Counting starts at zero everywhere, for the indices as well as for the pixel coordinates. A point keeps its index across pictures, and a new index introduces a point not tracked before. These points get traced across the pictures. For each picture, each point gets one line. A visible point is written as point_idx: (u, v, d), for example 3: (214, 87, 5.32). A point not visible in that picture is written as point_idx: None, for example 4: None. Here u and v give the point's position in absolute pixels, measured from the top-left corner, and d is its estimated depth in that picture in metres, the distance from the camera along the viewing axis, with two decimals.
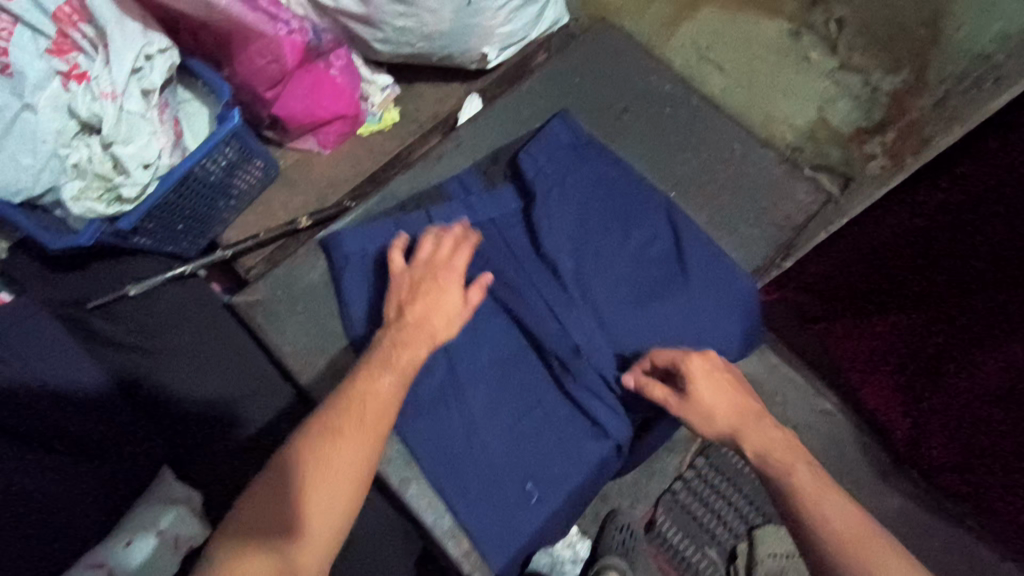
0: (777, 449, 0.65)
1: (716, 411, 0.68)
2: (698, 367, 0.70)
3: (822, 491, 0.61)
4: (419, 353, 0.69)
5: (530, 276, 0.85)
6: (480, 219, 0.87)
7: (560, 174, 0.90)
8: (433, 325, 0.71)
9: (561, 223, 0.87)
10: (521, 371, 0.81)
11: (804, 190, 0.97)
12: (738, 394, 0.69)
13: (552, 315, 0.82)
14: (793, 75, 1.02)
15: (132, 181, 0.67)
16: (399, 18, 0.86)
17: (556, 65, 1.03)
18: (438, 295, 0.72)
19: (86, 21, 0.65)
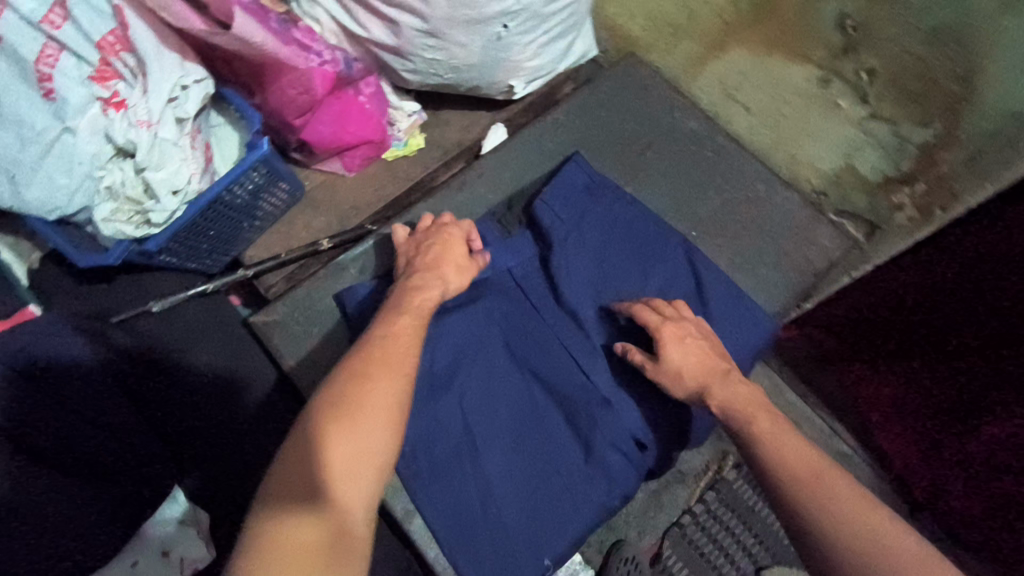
0: (741, 401, 0.68)
1: (682, 367, 0.73)
2: (669, 332, 0.75)
3: (780, 436, 0.63)
4: (430, 293, 0.72)
5: (550, 327, 0.85)
6: (495, 266, 0.87)
7: (577, 219, 0.90)
8: (444, 274, 0.75)
9: (578, 266, 0.87)
10: (542, 426, 0.80)
11: (827, 236, 0.99)
12: (709, 352, 0.74)
13: (574, 370, 0.83)
14: (819, 121, 0.97)
15: (161, 207, 0.69)
16: (429, 51, 0.88)
17: (582, 98, 1.03)
18: (444, 251, 0.78)
19: (128, 51, 0.67)
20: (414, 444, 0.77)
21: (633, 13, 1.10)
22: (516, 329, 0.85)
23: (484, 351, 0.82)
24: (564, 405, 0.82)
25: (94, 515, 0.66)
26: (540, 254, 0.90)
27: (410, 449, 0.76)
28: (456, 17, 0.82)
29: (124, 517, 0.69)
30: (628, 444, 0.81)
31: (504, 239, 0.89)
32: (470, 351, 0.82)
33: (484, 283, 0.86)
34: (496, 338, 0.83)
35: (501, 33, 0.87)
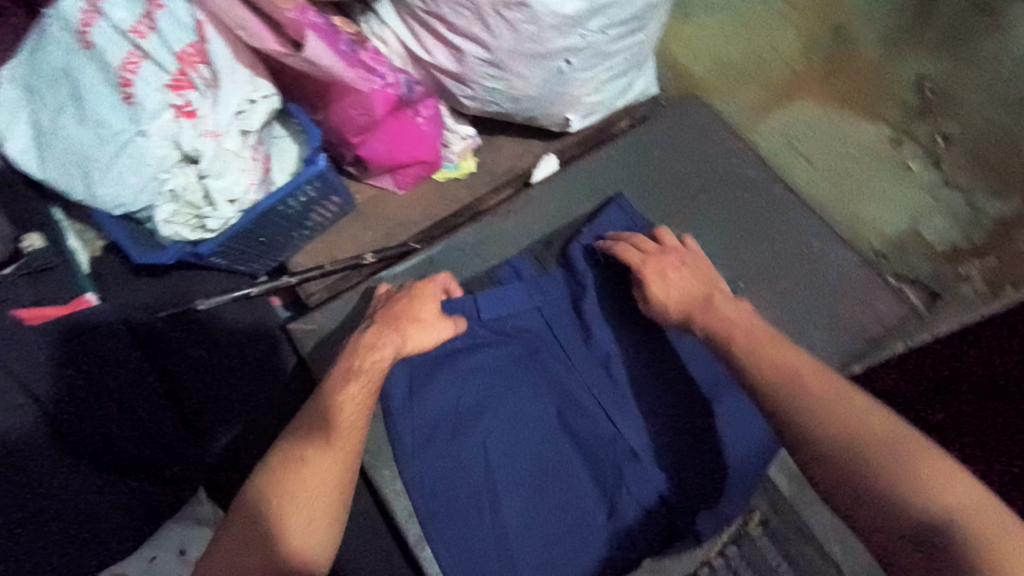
0: (719, 319, 0.75)
1: (669, 300, 0.79)
2: (650, 270, 0.82)
3: (751, 341, 0.70)
4: (384, 352, 0.73)
5: (580, 373, 0.83)
6: (526, 306, 0.85)
7: (615, 266, 0.89)
8: (406, 331, 0.76)
9: (612, 314, 0.86)
10: (562, 476, 0.79)
11: (884, 301, 0.93)
12: (689, 281, 0.80)
13: (601, 418, 0.81)
14: (886, 181, 1.02)
15: (218, 215, 0.73)
16: (489, 80, 0.88)
17: (638, 134, 1.01)
18: (416, 309, 0.78)
19: (204, 63, 0.70)
20: (432, 486, 0.77)
21: (698, 55, 1.08)
22: (543, 373, 0.83)
23: (511, 391, 0.81)
24: (588, 454, 0.80)
25: (116, 503, 0.73)
26: (573, 290, 0.87)
27: (429, 490, 0.77)
28: (521, 51, 0.83)
29: (147, 505, 0.74)
30: (652, 499, 0.78)
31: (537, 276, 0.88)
32: (494, 396, 0.81)
33: (519, 317, 0.84)
34: (524, 381, 0.82)
35: (563, 68, 0.87)
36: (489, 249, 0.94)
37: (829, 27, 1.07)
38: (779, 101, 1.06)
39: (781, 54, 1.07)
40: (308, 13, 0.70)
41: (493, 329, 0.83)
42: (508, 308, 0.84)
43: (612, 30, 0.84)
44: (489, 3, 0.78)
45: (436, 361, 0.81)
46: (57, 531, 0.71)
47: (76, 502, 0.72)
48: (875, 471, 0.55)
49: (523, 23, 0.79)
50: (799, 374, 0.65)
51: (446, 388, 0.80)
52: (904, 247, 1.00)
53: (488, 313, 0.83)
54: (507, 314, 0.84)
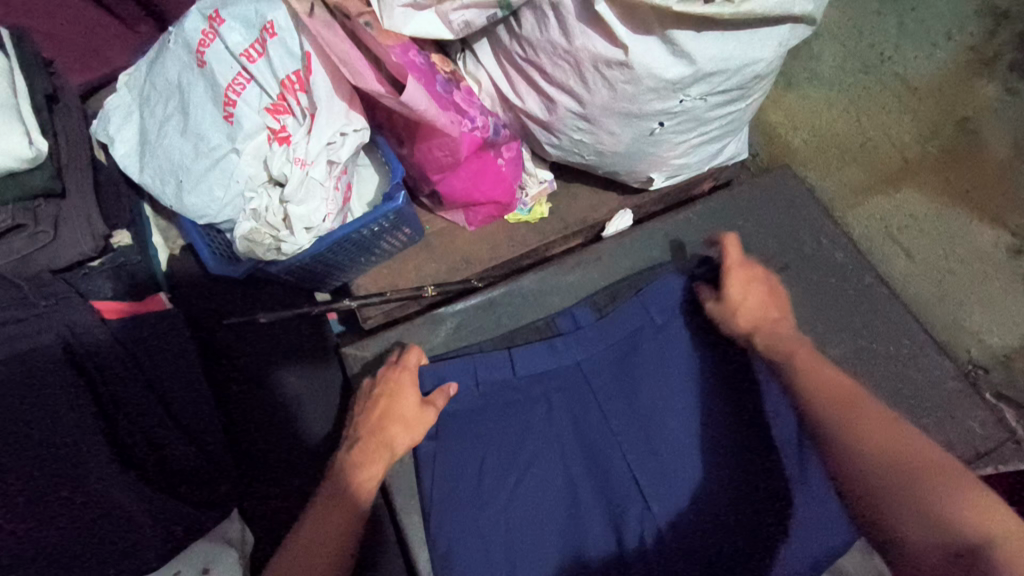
0: (780, 342, 0.82)
1: (743, 307, 0.84)
2: (739, 273, 0.85)
3: (812, 368, 0.78)
4: (373, 469, 0.76)
5: (614, 437, 0.81)
6: (563, 364, 0.83)
7: (667, 323, 0.86)
8: (390, 436, 0.77)
9: (662, 381, 0.83)
10: (585, 551, 0.75)
11: (978, 420, 0.86)
12: (764, 301, 0.85)
13: (629, 487, 0.79)
14: (996, 291, 0.94)
15: (294, 241, 0.72)
16: (577, 132, 0.87)
17: (722, 201, 0.96)
18: (394, 403, 0.78)
19: (304, 92, 0.71)
20: (450, 542, 0.74)
21: (798, 125, 1.02)
22: (569, 426, 0.81)
23: (541, 453, 0.79)
24: (620, 527, 0.77)
25: (157, 522, 0.72)
26: (613, 350, 0.84)
27: (449, 552, 0.74)
28: (614, 109, 0.81)
29: (190, 527, 0.73)
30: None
31: (577, 331, 0.85)
32: (520, 456, 0.79)
33: (554, 373, 0.83)
34: (553, 442, 0.80)
35: (656, 129, 0.84)
36: (541, 312, 0.90)
37: (955, 118, 0.99)
38: (883, 186, 0.99)
39: (892, 138, 1.00)
40: (410, 52, 0.72)
41: (528, 383, 0.82)
42: (543, 364, 0.82)
43: (713, 98, 0.81)
44: (590, 59, 0.76)
45: (474, 419, 0.80)
46: (93, 543, 0.69)
47: (119, 517, 0.70)
48: (879, 458, 0.67)
49: (622, 82, 0.77)
50: (860, 405, 0.73)
51: (472, 443, 0.79)
52: (1010, 365, 0.92)
53: (522, 369, 0.82)
54: (545, 369, 0.82)
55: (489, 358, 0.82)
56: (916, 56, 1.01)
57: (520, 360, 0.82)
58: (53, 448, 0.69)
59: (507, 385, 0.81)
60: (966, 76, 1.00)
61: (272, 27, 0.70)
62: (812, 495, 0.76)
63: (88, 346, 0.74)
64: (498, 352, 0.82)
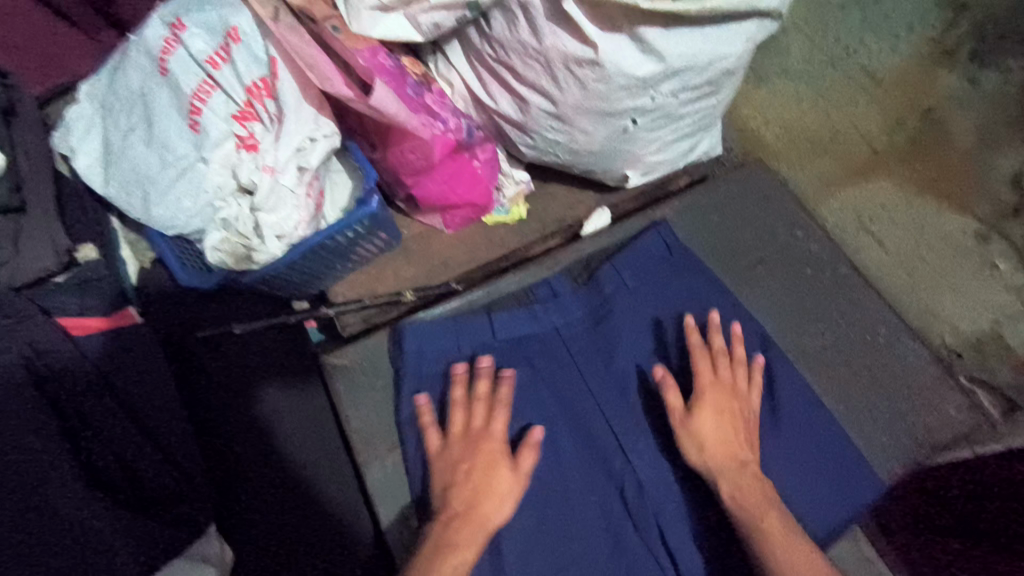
0: (749, 490, 0.72)
1: (707, 439, 0.75)
2: (710, 401, 0.77)
3: (758, 496, 0.72)
4: (467, 552, 0.68)
5: (593, 397, 0.81)
6: (543, 328, 0.85)
7: (642, 286, 0.87)
8: (484, 512, 0.70)
9: (638, 341, 0.84)
10: (573, 514, 0.75)
11: (953, 404, 0.87)
12: (737, 437, 0.76)
13: (614, 448, 0.79)
14: (967, 278, 0.95)
15: (265, 249, 0.70)
16: (551, 132, 0.87)
17: (697, 197, 0.98)
18: (489, 471, 0.72)
19: (271, 97, 0.70)
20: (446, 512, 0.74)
21: (768, 120, 1.04)
22: (547, 384, 0.82)
23: (522, 414, 0.79)
24: (605, 489, 0.77)
25: (131, 542, 0.69)
26: (594, 316, 0.86)
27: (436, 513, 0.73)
28: (587, 107, 0.81)
29: (168, 548, 0.71)
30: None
31: (553, 298, 0.87)
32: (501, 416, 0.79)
33: (533, 338, 0.84)
34: (532, 400, 0.80)
35: (629, 127, 0.85)
36: (512, 295, 0.89)
37: (918, 111, 1.00)
38: (852, 177, 1.01)
39: (860, 129, 1.01)
40: (379, 56, 0.71)
41: (505, 347, 0.83)
42: (522, 328, 0.84)
43: (684, 94, 0.81)
44: (560, 58, 0.76)
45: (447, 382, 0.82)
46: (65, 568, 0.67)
47: (92, 538, 0.68)
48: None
49: (593, 81, 0.77)
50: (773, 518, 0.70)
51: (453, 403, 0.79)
52: (983, 350, 0.93)
53: (501, 333, 0.84)
54: (524, 334, 0.84)
55: (468, 323, 0.84)
56: (879, 48, 1.02)
57: (499, 327, 0.84)
58: (15, 466, 0.67)
59: (484, 349, 0.83)
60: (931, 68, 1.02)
61: (236, 33, 0.69)
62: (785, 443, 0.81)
63: (50, 363, 0.73)
64: (478, 317, 0.84)
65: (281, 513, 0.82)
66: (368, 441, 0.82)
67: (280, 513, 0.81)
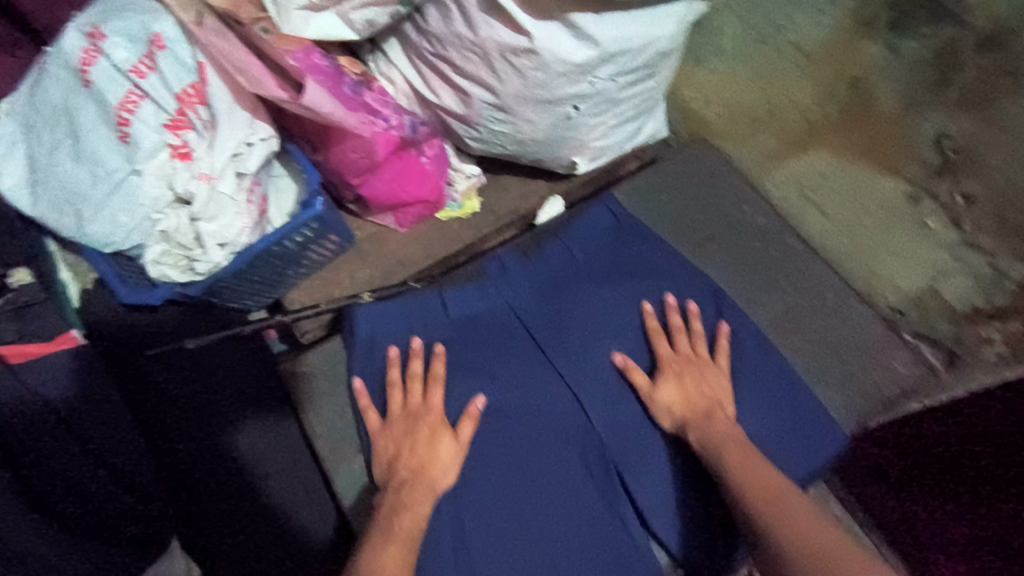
0: (715, 433, 0.75)
1: (672, 400, 0.80)
2: (668, 364, 0.83)
3: (726, 437, 0.75)
4: (420, 511, 0.72)
5: (548, 361, 0.84)
6: (493, 303, 0.88)
7: (586, 254, 0.92)
8: (431, 475, 0.75)
9: (588, 304, 0.88)
10: (534, 476, 0.78)
11: (900, 359, 0.91)
12: (701, 391, 0.81)
13: (571, 407, 0.82)
14: (902, 238, 1.00)
15: (206, 258, 0.70)
16: (495, 123, 0.87)
17: (647, 178, 1.00)
18: (431, 445, 0.76)
19: (203, 104, 0.69)
20: None
21: (708, 99, 1.06)
22: (501, 353, 0.85)
23: (483, 390, 0.82)
24: (568, 450, 0.80)
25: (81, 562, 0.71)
26: (543, 287, 0.90)
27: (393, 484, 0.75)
28: (528, 96, 0.82)
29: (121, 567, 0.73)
30: (647, 543, 0.77)
31: (502, 272, 0.91)
32: (457, 387, 0.82)
33: (486, 313, 0.88)
34: (488, 370, 0.83)
35: (571, 114, 0.86)
36: (463, 271, 0.92)
37: (847, 81, 1.05)
38: (791, 149, 1.04)
39: (796, 103, 1.05)
40: (312, 56, 0.70)
41: (458, 322, 0.87)
42: (474, 304, 0.88)
43: (621, 78, 0.83)
44: (496, 49, 0.77)
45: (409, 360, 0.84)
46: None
47: (37, 566, 0.68)
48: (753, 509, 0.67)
49: (530, 70, 0.78)
50: (738, 454, 0.73)
51: None
52: (922, 305, 0.98)
53: (453, 310, 0.87)
54: (475, 310, 0.88)
55: (420, 302, 0.87)
56: (806, 23, 1.06)
57: (451, 304, 0.87)
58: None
59: (438, 326, 0.86)
60: (857, 36, 1.06)
61: (160, 39, 0.67)
62: (749, 391, 0.86)
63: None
64: (429, 296, 0.88)
65: (246, 522, 0.80)
66: (335, 446, 0.82)
67: (245, 522, 0.80)
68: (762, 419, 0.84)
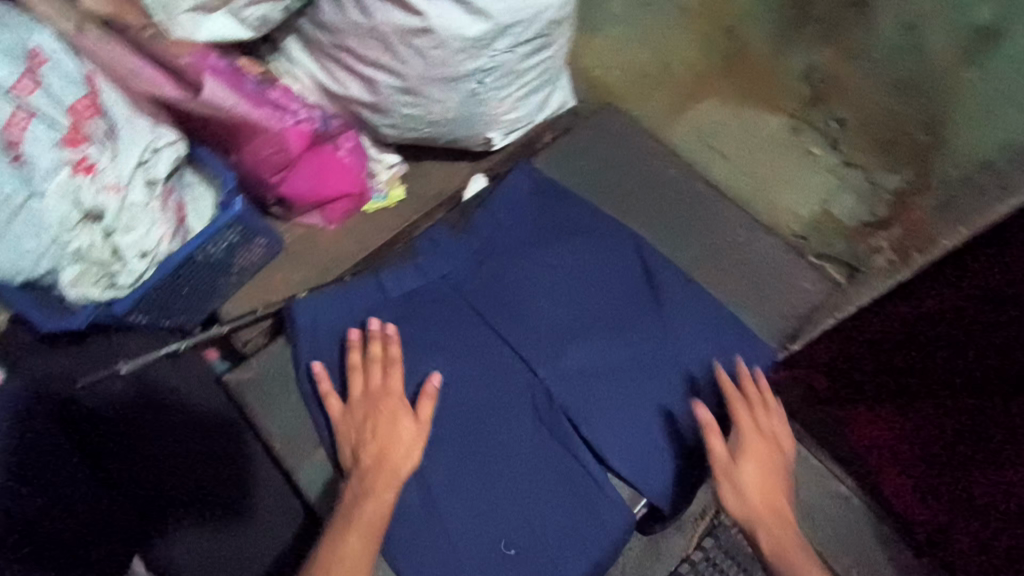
0: (783, 537, 0.77)
1: (747, 490, 0.80)
2: (752, 451, 0.82)
3: (773, 514, 0.79)
4: (385, 496, 0.74)
5: (488, 326, 0.89)
6: (430, 279, 0.92)
7: (512, 222, 0.98)
8: (394, 460, 0.76)
9: (526, 270, 0.94)
10: (489, 431, 0.83)
11: (809, 279, 0.99)
12: (775, 489, 0.81)
13: (516, 364, 0.87)
14: (796, 169, 1.09)
15: (128, 270, 0.70)
16: (406, 107, 0.89)
17: (563, 146, 1.05)
18: (392, 429, 0.78)
19: (99, 115, 0.68)
20: None
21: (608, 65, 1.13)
22: (445, 323, 0.89)
23: (432, 360, 0.86)
24: (519, 404, 0.85)
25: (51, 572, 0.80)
26: (475, 256, 0.95)
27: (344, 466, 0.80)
28: (432, 76, 0.84)
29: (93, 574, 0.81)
30: (605, 477, 0.82)
31: (436, 248, 0.94)
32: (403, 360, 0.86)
33: (423, 290, 0.91)
34: (432, 343, 0.87)
35: (477, 89, 0.89)
36: (399, 253, 0.96)
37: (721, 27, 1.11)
38: (686, 104, 1.12)
39: (685, 60, 1.13)
40: (208, 58, 0.71)
41: (397, 302, 0.90)
42: (412, 282, 0.91)
43: (520, 49, 0.87)
44: (395, 31, 0.79)
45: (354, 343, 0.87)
46: None
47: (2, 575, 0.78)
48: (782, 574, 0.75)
49: (430, 48, 0.80)
50: (776, 521, 0.79)
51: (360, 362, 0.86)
52: (819, 227, 1.06)
53: (392, 290, 0.90)
54: (413, 288, 0.91)
55: (358, 288, 0.89)
56: None
57: (391, 287, 0.90)
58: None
59: (378, 308, 0.89)
60: None
61: (40, 54, 0.66)
62: (683, 323, 0.92)
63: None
64: (366, 280, 0.90)
65: (214, 533, 0.81)
66: (292, 444, 0.82)
67: (212, 534, 0.81)
68: (698, 349, 0.91)
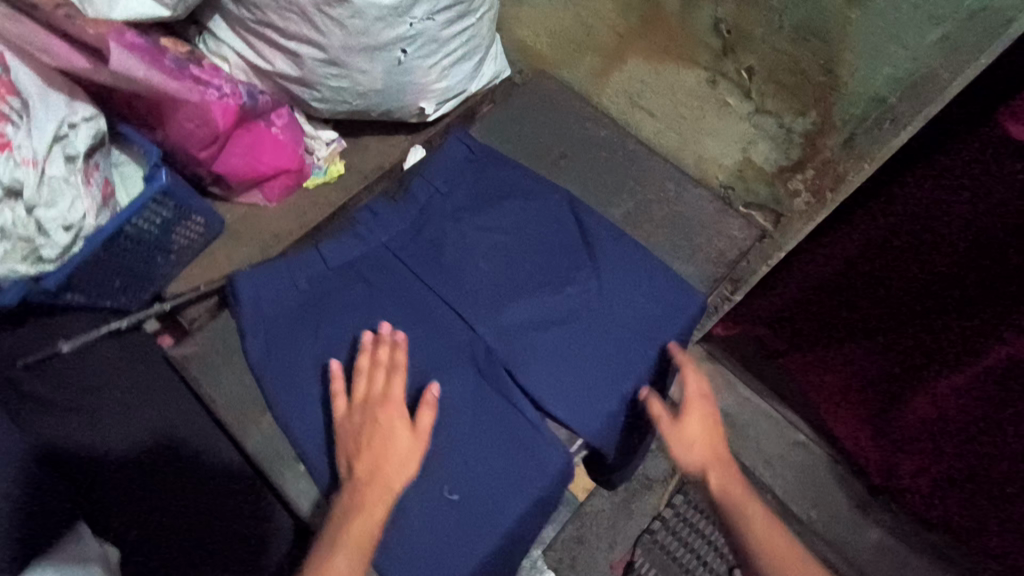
0: (732, 484, 0.82)
1: (695, 442, 0.84)
2: (695, 402, 0.86)
3: (717, 458, 0.84)
4: (376, 511, 0.75)
5: (429, 288, 0.92)
6: (370, 246, 0.95)
7: (448, 188, 1.00)
8: (388, 472, 0.77)
9: (468, 233, 0.96)
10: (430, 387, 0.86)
11: (736, 226, 1.03)
12: (719, 436, 0.86)
13: (454, 321, 0.90)
14: (715, 121, 1.05)
15: (53, 243, 0.72)
16: (333, 79, 0.91)
17: (497, 115, 1.09)
18: (385, 443, 0.78)
19: (13, 94, 0.69)
20: (304, 430, 0.83)
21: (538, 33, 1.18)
22: (389, 289, 0.92)
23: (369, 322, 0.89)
24: (459, 359, 0.88)
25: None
26: (413, 224, 0.97)
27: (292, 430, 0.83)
28: (353, 46, 0.86)
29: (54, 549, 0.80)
30: (541, 420, 0.85)
31: (378, 217, 0.97)
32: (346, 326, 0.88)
33: (364, 258, 0.94)
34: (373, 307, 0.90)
35: (402, 58, 0.91)
36: (342, 224, 0.98)
37: None
38: (612, 63, 1.11)
39: None
40: (126, 35, 0.72)
41: (339, 271, 0.92)
42: (351, 252, 0.94)
43: (439, 16, 0.89)
44: (310, 3, 0.81)
45: (298, 312, 0.89)
46: None
47: None
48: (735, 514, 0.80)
49: (348, 18, 0.82)
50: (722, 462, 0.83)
51: (303, 330, 0.88)
52: (744, 177, 1.06)
53: (333, 260, 0.93)
54: (354, 257, 0.94)
55: (298, 260, 0.91)
56: None
57: (335, 257, 0.93)
58: None
59: (319, 278, 0.91)
60: None
61: None
62: (621, 275, 0.95)
63: None
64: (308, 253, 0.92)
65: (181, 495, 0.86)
66: (240, 411, 0.86)
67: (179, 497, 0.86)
68: (637, 300, 0.94)
